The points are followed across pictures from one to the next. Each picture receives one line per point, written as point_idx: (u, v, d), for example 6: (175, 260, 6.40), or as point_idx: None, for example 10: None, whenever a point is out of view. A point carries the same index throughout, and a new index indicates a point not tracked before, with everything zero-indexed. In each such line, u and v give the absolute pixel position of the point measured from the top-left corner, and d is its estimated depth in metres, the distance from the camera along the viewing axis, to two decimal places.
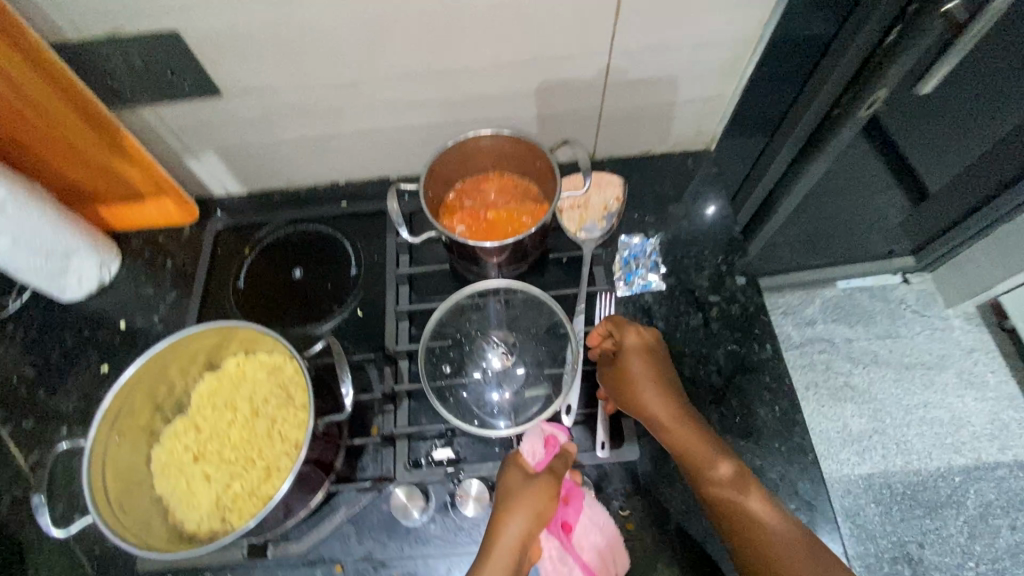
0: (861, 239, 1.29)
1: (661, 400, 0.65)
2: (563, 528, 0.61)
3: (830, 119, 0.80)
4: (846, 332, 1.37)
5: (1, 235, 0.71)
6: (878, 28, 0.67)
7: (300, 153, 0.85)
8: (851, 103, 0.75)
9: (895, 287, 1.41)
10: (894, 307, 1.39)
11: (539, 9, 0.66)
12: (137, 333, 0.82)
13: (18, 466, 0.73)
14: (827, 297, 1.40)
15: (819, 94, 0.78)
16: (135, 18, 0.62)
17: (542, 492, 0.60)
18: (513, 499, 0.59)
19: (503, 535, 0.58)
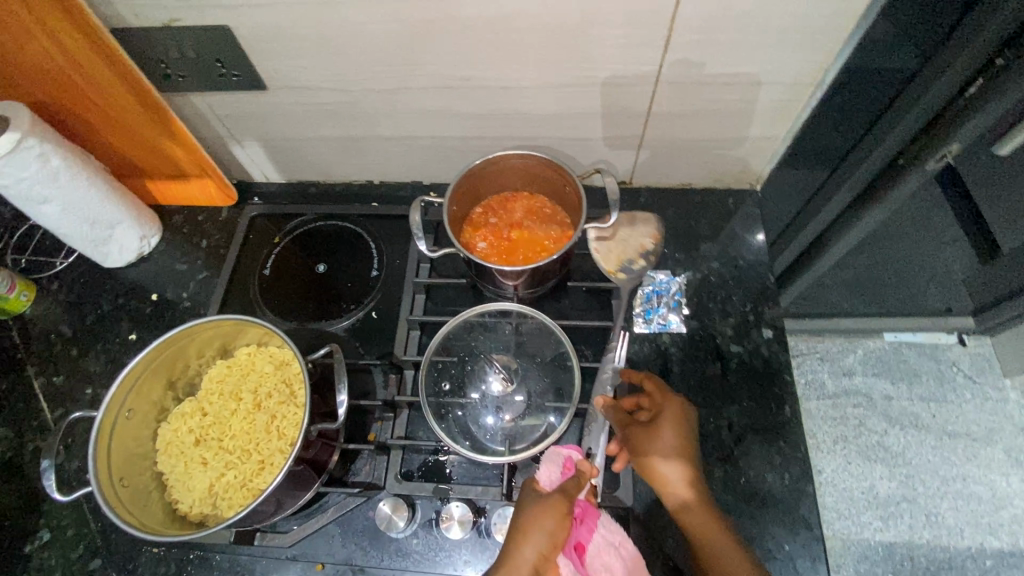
0: (916, 294, 1.16)
1: (680, 473, 0.60)
2: (576, 550, 0.58)
3: (891, 167, 0.74)
4: (886, 389, 1.29)
5: (53, 203, 0.75)
6: (960, 77, 0.61)
7: (338, 151, 0.86)
8: (918, 154, 0.69)
9: (947, 347, 1.32)
10: (943, 369, 1.30)
11: (585, 34, 0.64)
12: (166, 306, 0.85)
13: (44, 419, 0.78)
14: (870, 348, 1.32)
15: (876, 150, 0.72)
16: (189, 11, 0.64)
17: (552, 514, 0.56)
18: (527, 518, 0.56)
19: (515, 554, 0.54)
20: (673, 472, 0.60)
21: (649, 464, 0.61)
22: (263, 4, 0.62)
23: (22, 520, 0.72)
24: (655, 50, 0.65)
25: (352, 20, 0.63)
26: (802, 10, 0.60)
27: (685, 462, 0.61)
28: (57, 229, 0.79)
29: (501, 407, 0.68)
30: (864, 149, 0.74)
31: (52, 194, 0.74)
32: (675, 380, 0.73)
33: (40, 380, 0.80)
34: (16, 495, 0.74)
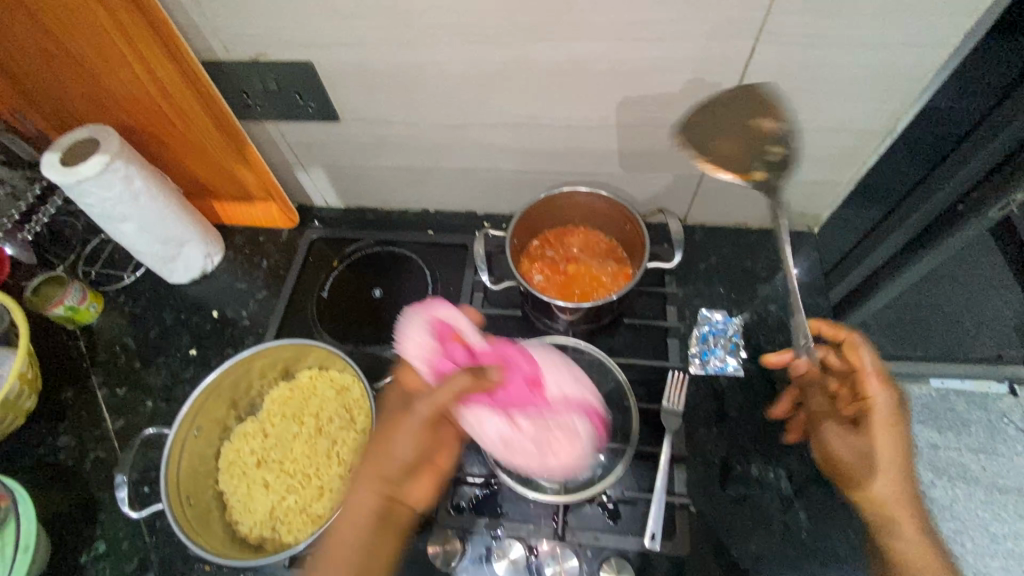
0: (963, 335, 1.07)
1: (869, 443, 0.57)
2: (529, 388, 0.58)
3: (954, 213, 0.68)
4: (932, 438, 1.17)
5: (131, 221, 0.78)
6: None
7: (398, 180, 0.89)
8: (985, 200, 0.64)
9: (999, 398, 1.19)
10: (993, 420, 1.18)
11: (657, 79, 0.65)
12: (225, 324, 0.88)
13: (105, 429, 0.80)
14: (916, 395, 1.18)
15: (941, 190, 0.67)
16: (278, 48, 0.68)
17: (433, 405, 0.53)
18: (407, 416, 0.54)
19: (392, 454, 0.53)
20: (860, 441, 0.58)
21: (852, 343, 0.61)
22: (348, 42, 0.65)
23: (80, 529, 0.73)
24: (725, 95, 0.66)
25: (431, 59, 0.66)
26: (879, 61, 0.60)
27: (880, 435, 0.57)
28: (131, 245, 0.82)
29: None
30: (927, 191, 0.69)
31: (132, 213, 0.78)
32: (732, 424, 0.71)
33: (103, 390, 0.83)
34: (75, 503, 0.75)
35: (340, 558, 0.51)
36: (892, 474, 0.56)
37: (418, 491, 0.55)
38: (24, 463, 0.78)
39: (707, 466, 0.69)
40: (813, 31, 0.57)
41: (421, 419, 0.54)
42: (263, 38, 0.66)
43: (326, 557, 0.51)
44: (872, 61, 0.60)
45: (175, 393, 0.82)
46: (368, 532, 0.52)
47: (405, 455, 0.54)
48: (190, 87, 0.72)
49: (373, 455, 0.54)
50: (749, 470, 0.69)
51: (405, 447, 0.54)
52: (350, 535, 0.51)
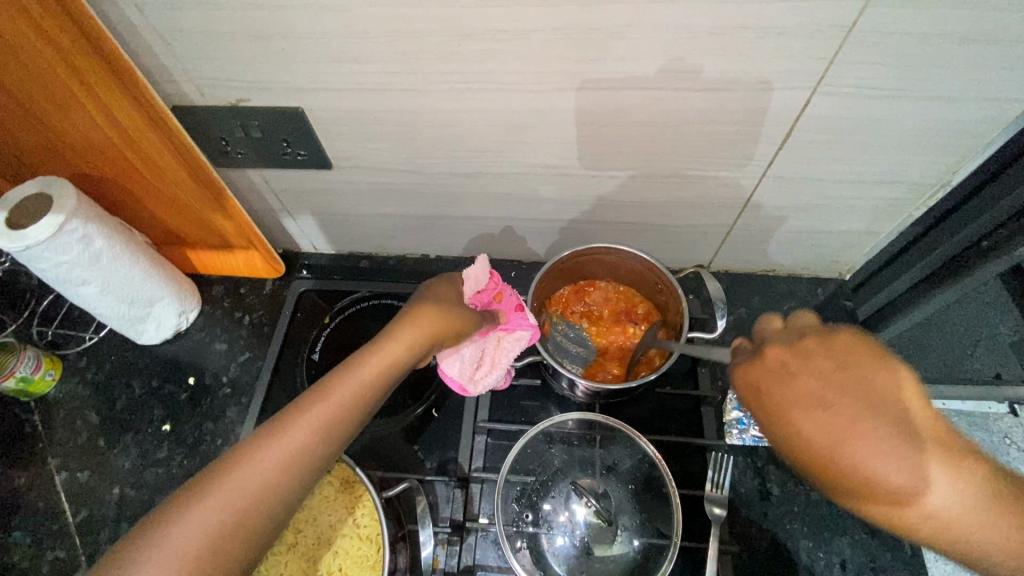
0: None
1: (834, 440, 0.32)
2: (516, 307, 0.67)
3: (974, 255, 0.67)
4: None
5: (91, 284, 0.68)
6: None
7: (397, 227, 0.80)
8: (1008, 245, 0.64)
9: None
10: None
11: (695, 129, 0.58)
12: (204, 392, 0.78)
13: (64, 522, 0.70)
14: None
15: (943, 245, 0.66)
16: (264, 93, 0.59)
17: (407, 337, 0.51)
18: (350, 380, 0.47)
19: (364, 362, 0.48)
20: (823, 446, 0.33)
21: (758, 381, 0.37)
22: (346, 89, 0.57)
23: None
24: (769, 146, 0.60)
25: (442, 107, 0.58)
26: (944, 113, 0.54)
27: (848, 428, 0.32)
28: (92, 308, 0.72)
29: (586, 544, 0.58)
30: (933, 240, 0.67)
31: (92, 275, 0.68)
32: (776, 503, 0.65)
33: (61, 475, 0.73)
34: None
35: (298, 439, 0.43)
36: (895, 460, 0.31)
37: (348, 401, 0.46)
38: None
39: (753, 555, 0.62)
40: (877, 83, 0.51)
41: (410, 335, 0.51)
42: (246, 82, 0.58)
43: (270, 441, 0.42)
44: (935, 113, 0.54)
45: (146, 477, 0.72)
46: (316, 436, 0.44)
47: (360, 401, 0.46)
48: (156, 135, 0.63)
49: (336, 375, 0.47)
50: (797, 557, 0.62)
51: (338, 403, 0.45)
52: (304, 433, 0.43)
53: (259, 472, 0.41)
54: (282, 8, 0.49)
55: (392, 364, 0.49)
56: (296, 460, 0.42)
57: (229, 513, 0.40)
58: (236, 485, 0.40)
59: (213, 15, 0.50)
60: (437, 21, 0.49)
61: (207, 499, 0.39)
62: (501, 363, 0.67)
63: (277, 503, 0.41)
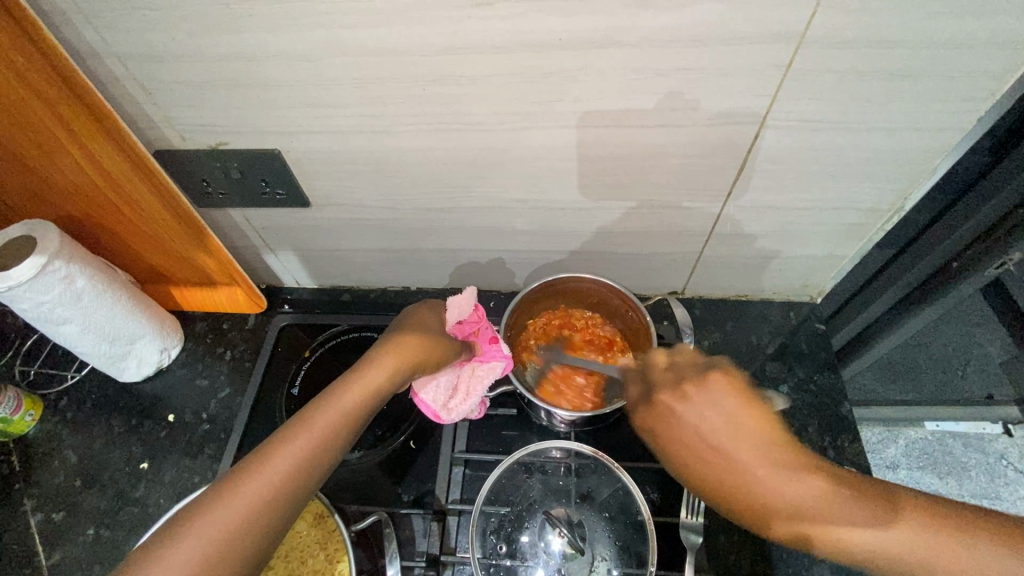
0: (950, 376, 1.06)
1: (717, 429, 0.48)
2: (491, 339, 0.69)
3: (945, 272, 0.67)
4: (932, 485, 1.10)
5: (73, 322, 0.70)
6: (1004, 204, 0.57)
7: (375, 261, 0.82)
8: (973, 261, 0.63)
9: (994, 439, 1.13)
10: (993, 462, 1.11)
11: (653, 160, 0.61)
12: (183, 428, 0.78)
13: (36, 564, 0.69)
14: (913, 438, 1.13)
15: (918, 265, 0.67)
16: (242, 137, 0.62)
17: (387, 364, 0.52)
18: (335, 409, 0.48)
19: (346, 393, 0.49)
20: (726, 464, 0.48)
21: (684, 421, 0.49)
22: (319, 131, 0.60)
23: None
24: (726, 177, 0.62)
25: (412, 146, 0.61)
26: (887, 143, 0.57)
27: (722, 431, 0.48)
28: (73, 347, 0.73)
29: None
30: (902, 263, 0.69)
31: (74, 315, 0.69)
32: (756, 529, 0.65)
33: (36, 516, 0.72)
34: None
35: (282, 466, 0.44)
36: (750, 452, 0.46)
37: (328, 430, 0.47)
38: None
39: None
40: (820, 116, 0.54)
41: (390, 363, 0.53)
42: (225, 128, 0.61)
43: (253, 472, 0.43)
44: (880, 143, 0.57)
45: (122, 516, 0.71)
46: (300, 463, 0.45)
47: (345, 430, 0.48)
48: (138, 176, 0.65)
49: (320, 404, 0.49)
50: None
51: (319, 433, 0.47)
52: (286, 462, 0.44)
53: (241, 503, 0.42)
54: (257, 59, 0.52)
55: (373, 395, 0.50)
56: (280, 489, 0.44)
57: (211, 547, 0.40)
58: (216, 519, 0.41)
59: (191, 66, 0.53)
60: (403, 68, 0.52)
61: (188, 532, 0.40)
62: (476, 392, 0.67)
63: (261, 533, 0.42)
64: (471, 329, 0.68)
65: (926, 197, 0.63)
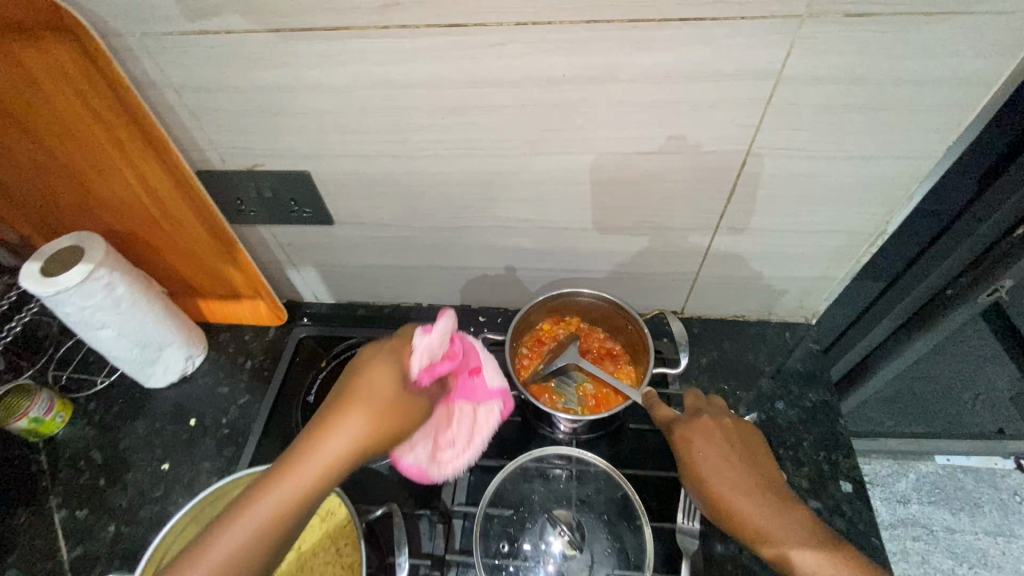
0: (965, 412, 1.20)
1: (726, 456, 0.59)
2: (470, 371, 0.67)
3: (941, 298, 0.72)
4: (947, 519, 1.28)
5: (109, 326, 0.75)
6: (994, 231, 0.64)
7: (391, 277, 0.88)
8: (967, 289, 0.69)
9: (1006, 474, 1.33)
10: (1005, 498, 1.30)
11: (649, 185, 0.66)
12: (203, 432, 0.82)
13: (58, 559, 0.72)
14: (922, 473, 1.33)
15: (912, 292, 0.73)
16: (275, 159, 0.68)
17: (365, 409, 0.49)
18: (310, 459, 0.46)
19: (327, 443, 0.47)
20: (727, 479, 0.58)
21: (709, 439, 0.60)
22: (345, 154, 0.66)
23: None
24: (719, 202, 0.67)
25: (429, 169, 0.67)
26: (866, 171, 0.62)
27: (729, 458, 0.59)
28: (107, 351, 0.78)
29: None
30: None
31: (111, 319, 0.74)
32: None
33: (60, 512, 0.75)
34: None
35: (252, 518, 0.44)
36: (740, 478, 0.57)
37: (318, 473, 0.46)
38: None
39: None
40: (800, 145, 0.59)
41: (372, 409, 0.49)
42: (262, 151, 0.67)
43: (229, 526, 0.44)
44: (859, 170, 0.62)
45: (141, 514, 0.75)
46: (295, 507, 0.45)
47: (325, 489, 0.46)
48: (180, 194, 0.71)
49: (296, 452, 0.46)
50: None
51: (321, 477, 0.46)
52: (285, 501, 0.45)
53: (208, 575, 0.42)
54: (295, 90, 0.59)
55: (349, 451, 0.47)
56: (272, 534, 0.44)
57: None
58: None
59: (236, 96, 0.60)
60: (423, 100, 0.59)
61: None
62: (480, 436, 0.68)
63: None
64: (451, 371, 0.63)
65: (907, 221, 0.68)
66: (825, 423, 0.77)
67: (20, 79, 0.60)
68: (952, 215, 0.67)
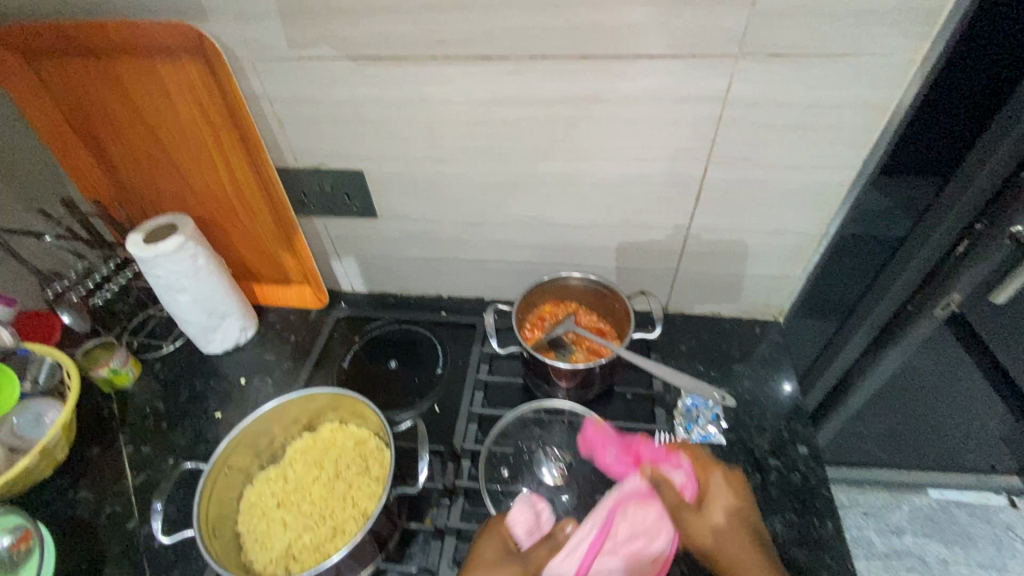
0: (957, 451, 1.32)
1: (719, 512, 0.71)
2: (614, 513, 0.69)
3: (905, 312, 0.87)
4: (940, 550, 1.36)
5: (187, 292, 0.91)
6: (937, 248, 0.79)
7: (419, 268, 1.04)
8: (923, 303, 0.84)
9: (998, 510, 1.40)
10: (999, 534, 1.37)
11: (631, 187, 0.82)
12: (252, 390, 0.96)
13: (125, 483, 0.84)
14: (917, 505, 1.41)
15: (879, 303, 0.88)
16: (337, 159, 0.86)
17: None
18: None
19: None
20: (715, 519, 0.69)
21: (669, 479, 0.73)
22: (393, 156, 0.84)
23: None
24: (688, 204, 0.83)
25: (458, 170, 0.85)
26: (804, 179, 0.78)
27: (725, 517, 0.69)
28: (181, 315, 0.94)
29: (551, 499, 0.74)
30: None
31: (189, 286, 0.90)
32: None
33: (129, 448, 0.89)
34: (83, 555, 0.77)
35: None
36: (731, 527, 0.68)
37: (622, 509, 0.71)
38: (42, 515, 0.82)
39: None
40: (750, 155, 0.76)
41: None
42: (328, 152, 0.86)
43: None
44: (799, 178, 0.78)
45: (197, 451, 0.88)
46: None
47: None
48: (258, 186, 0.89)
49: None
50: None
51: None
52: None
53: None
54: (361, 103, 0.78)
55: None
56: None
57: None
58: None
59: (316, 107, 0.79)
60: (457, 113, 0.77)
61: None
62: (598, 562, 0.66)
63: None
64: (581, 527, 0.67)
65: (845, 225, 0.82)
66: (787, 401, 0.89)
67: (157, 90, 0.80)
68: (903, 231, 0.83)
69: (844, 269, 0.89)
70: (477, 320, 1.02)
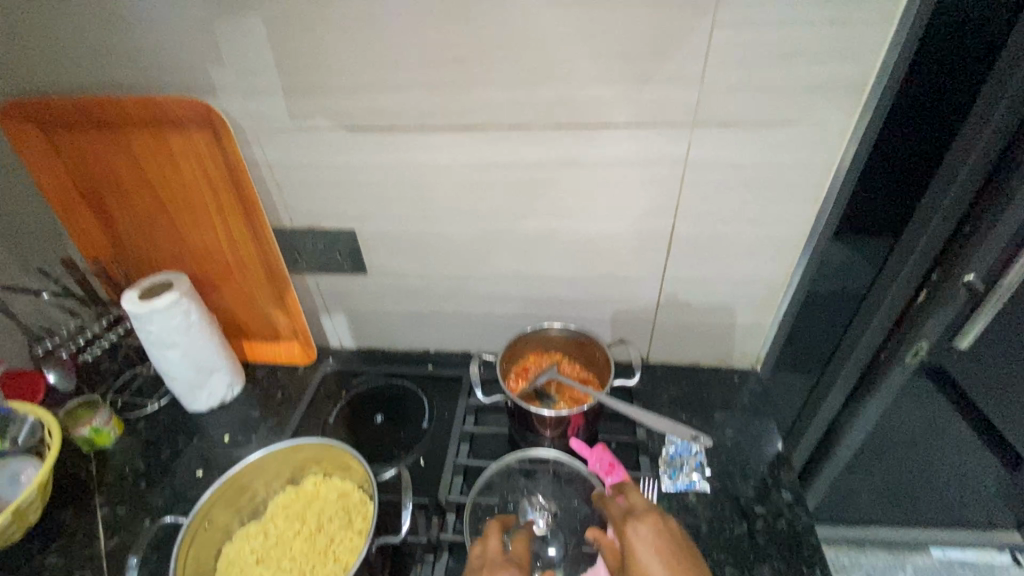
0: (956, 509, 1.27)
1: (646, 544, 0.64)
2: None
3: (879, 359, 0.92)
4: None
5: (177, 348, 0.93)
6: (903, 293, 0.84)
7: (406, 323, 1.07)
8: (896, 351, 0.88)
9: (1002, 567, 1.38)
10: None
11: (607, 242, 0.88)
12: (235, 447, 0.96)
13: (97, 548, 0.82)
14: (918, 566, 1.40)
15: (852, 351, 0.93)
16: (330, 219, 0.92)
17: None
18: None
19: None
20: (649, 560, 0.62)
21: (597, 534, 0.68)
22: (383, 215, 0.90)
23: None
24: (659, 257, 0.89)
25: (444, 228, 0.90)
26: (765, 232, 0.84)
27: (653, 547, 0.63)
28: (169, 371, 0.95)
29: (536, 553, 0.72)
30: None
31: (179, 342, 0.92)
32: (705, 537, 0.78)
33: (104, 509, 0.86)
34: None
35: None
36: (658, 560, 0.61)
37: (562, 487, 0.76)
38: None
39: None
40: (713, 211, 0.82)
41: None
42: (322, 212, 0.91)
43: None
44: (759, 231, 0.84)
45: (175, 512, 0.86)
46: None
47: None
48: (254, 245, 0.94)
49: None
50: None
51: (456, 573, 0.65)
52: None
53: None
54: (354, 168, 0.84)
55: None
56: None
57: None
58: None
59: (312, 171, 0.86)
60: (443, 175, 0.83)
61: None
62: None
63: None
64: None
65: (808, 274, 0.88)
66: (769, 448, 0.90)
67: (165, 157, 0.86)
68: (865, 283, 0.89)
69: (813, 316, 0.94)
70: (462, 373, 1.03)
